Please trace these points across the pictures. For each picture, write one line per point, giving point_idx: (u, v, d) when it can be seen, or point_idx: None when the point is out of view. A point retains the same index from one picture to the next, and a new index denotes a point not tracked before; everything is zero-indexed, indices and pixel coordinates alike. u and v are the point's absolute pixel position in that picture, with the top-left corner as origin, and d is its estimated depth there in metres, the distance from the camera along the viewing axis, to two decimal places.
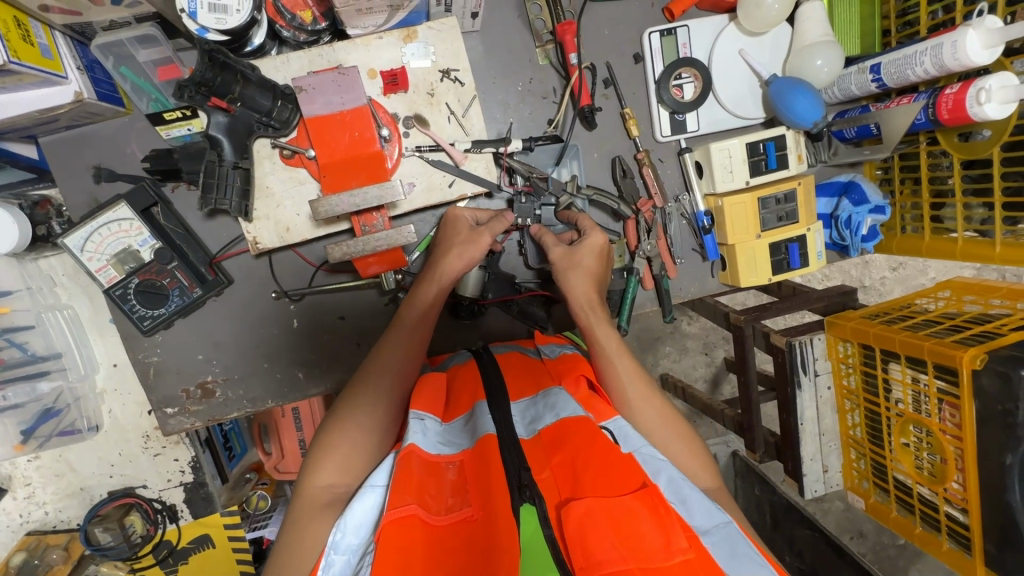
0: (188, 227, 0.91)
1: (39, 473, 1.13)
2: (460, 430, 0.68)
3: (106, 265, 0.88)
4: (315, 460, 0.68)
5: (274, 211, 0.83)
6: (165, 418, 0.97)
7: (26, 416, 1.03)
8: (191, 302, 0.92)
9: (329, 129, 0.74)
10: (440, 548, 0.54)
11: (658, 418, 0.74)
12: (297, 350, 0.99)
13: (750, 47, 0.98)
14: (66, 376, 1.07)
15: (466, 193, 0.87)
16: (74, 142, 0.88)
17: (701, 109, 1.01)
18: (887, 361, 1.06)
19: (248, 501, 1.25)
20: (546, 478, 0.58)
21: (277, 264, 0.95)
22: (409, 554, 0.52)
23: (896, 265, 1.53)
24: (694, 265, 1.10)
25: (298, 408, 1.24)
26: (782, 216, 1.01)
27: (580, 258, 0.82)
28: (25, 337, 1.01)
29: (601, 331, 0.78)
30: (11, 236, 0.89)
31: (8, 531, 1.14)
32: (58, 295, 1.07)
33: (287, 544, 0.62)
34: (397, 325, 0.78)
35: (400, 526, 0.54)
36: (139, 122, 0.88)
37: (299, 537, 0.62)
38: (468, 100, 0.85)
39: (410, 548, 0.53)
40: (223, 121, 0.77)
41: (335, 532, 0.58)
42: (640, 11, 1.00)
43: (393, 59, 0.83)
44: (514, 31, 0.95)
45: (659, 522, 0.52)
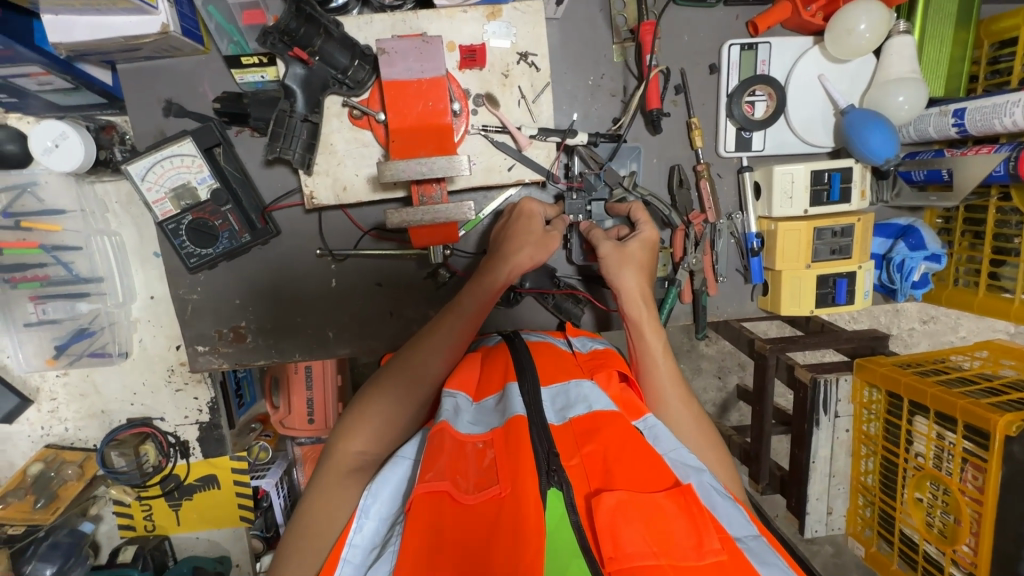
0: (247, 174, 0.92)
1: (65, 390, 1.16)
2: (490, 409, 0.69)
3: (163, 198, 0.89)
4: (351, 425, 0.70)
5: (335, 168, 0.84)
6: (195, 355, 0.99)
7: (62, 334, 1.09)
8: (238, 247, 0.93)
9: (404, 95, 0.74)
10: (467, 526, 0.56)
11: (693, 423, 0.78)
12: (330, 310, 1.00)
13: (831, 73, 0.96)
14: (105, 301, 1.10)
15: (524, 179, 0.87)
16: (150, 73, 0.89)
17: (769, 130, 0.99)
18: (913, 413, 1.05)
19: (250, 450, 1.29)
20: (574, 466, 0.62)
21: (325, 222, 0.96)
22: (437, 529, 0.55)
23: (928, 318, 1.49)
24: (735, 286, 1.08)
25: (310, 367, 1.26)
26: (835, 250, 0.99)
27: (632, 251, 0.84)
28: (71, 257, 1.05)
29: (650, 331, 0.82)
30: (76, 157, 0.91)
31: (28, 441, 1.17)
32: (108, 221, 1.09)
33: (312, 504, 0.66)
34: (451, 312, 0.78)
35: (433, 497, 0.57)
36: (215, 63, 0.89)
37: (327, 499, 0.66)
38: (541, 86, 0.85)
39: (439, 524, 0.55)
40: (300, 73, 0.78)
41: (366, 497, 0.61)
42: (723, 21, 0.98)
43: (473, 35, 0.82)
44: (591, 25, 0.94)
45: (690, 521, 0.56)
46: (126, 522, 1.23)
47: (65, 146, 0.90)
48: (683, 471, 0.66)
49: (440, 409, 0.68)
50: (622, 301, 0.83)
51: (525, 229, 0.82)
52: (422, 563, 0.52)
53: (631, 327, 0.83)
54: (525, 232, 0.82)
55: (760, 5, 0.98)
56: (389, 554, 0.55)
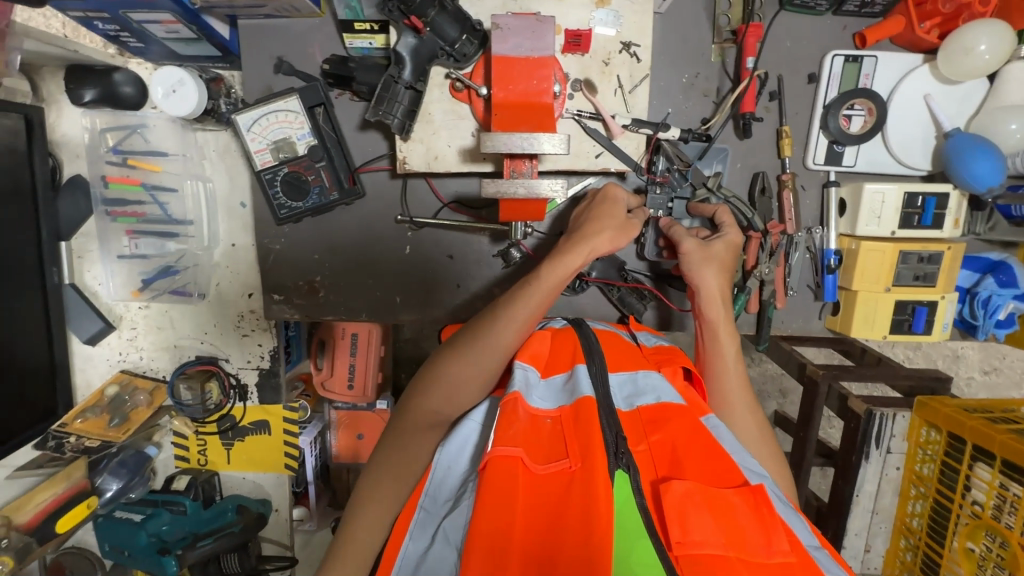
0: (343, 135, 0.96)
1: (145, 321, 1.24)
2: (560, 387, 0.71)
3: (265, 149, 0.94)
4: (425, 383, 0.74)
5: (430, 137, 0.86)
6: (270, 303, 1.05)
7: (150, 268, 1.17)
8: (325, 204, 0.97)
9: (510, 71, 0.76)
10: (537, 494, 0.58)
11: (754, 430, 0.79)
12: (400, 276, 1.03)
13: (938, 94, 0.92)
14: (192, 242, 1.17)
15: (609, 168, 0.88)
16: (267, 31, 0.94)
17: (864, 146, 0.97)
18: (976, 460, 1.01)
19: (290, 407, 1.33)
20: (642, 451, 0.64)
21: (408, 189, 0.99)
22: (510, 493, 0.57)
23: (990, 368, 1.43)
24: (804, 302, 1.06)
25: (356, 335, 1.32)
26: (919, 276, 0.96)
27: (716, 251, 0.84)
28: (167, 198, 1.14)
29: (723, 333, 0.83)
30: (191, 102, 0.97)
31: (106, 364, 1.25)
32: (204, 168, 1.16)
33: (391, 448, 0.72)
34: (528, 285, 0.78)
35: (505, 461, 0.58)
36: (328, 27, 0.94)
37: (403, 449, 0.72)
38: (639, 77, 0.85)
39: (512, 488, 0.57)
40: (411, 42, 0.81)
41: (439, 453, 0.65)
42: (829, 30, 0.96)
43: (580, 20, 0.83)
44: (694, 22, 0.94)
45: (760, 520, 0.56)
46: (182, 453, 1.31)
47: (183, 91, 0.97)
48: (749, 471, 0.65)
49: (510, 380, 0.70)
50: (700, 300, 0.83)
51: (607, 213, 0.82)
52: (495, 522, 0.55)
53: (706, 328, 0.84)
54: (607, 217, 0.82)
55: (871, 18, 0.96)
56: (462, 509, 0.58)
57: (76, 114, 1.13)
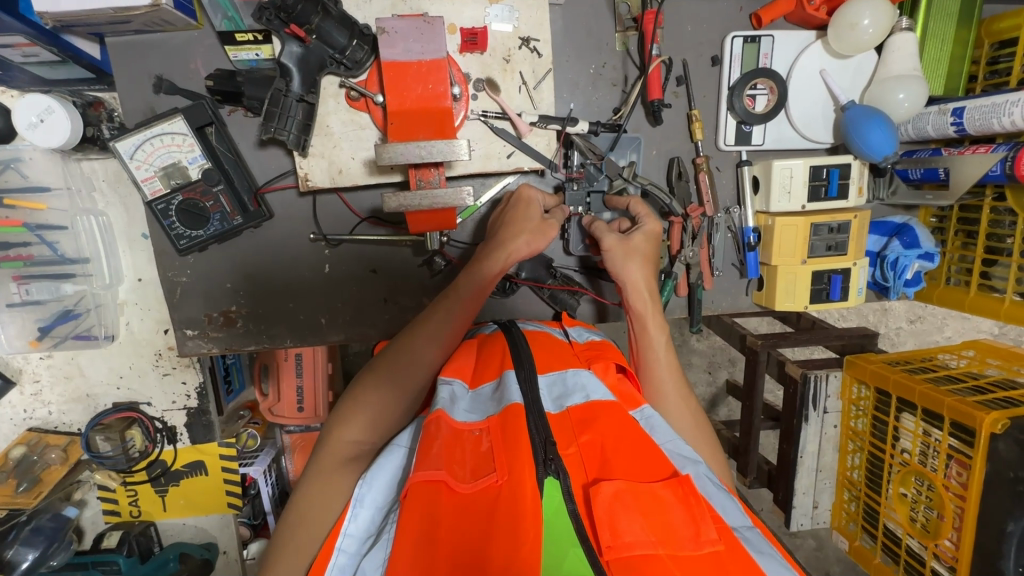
0: (240, 155, 0.90)
1: (49, 372, 1.14)
2: (487, 397, 0.69)
3: (153, 176, 0.87)
4: (346, 414, 0.70)
5: (331, 151, 0.82)
6: (184, 339, 0.97)
7: (46, 315, 1.06)
8: (230, 229, 0.90)
9: (402, 76, 0.72)
10: (463, 515, 0.56)
11: (687, 417, 0.79)
12: (322, 296, 0.98)
13: (832, 68, 0.95)
14: (91, 282, 1.07)
15: (522, 167, 0.86)
16: (140, 48, 0.87)
17: (770, 124, 0.99)
18: (901, 410, 1.06)
19: (238, 438, 1.30)
20: (572, 454, 0.62)
21: (320, 205, 0.94)
22: (434, 520, 0.54)
23: (915, 317, 1.51)
24: (731, 280, 1.08)
25: (300, 355, 1.25)
26: (831, 246, 1.00)
27: (636, 243, 0.84)
28: (55, 237, 1.03)
29: (652, 323, 0.83)
30: (63, 132, 0.88)
31: (9, 424, 1.14)
32: (95, 200, 1.07)
33: (306, 494, 0.65)
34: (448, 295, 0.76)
35: (427, 487, 0.56)
36: (208, 39, 0.87)
37: (321, 489, 0.65)
38: (542, 72, 0.84)
39: (436, 514, 0.55)
40: (296, 51, 0.76)
41: (361, 486, 0.60)
42: (727, 12, 0.97)
43: (474, 18, 0.81)
44: (595, 12, 0.93)
45: (688, 511, 0.56)
46: (111, 507, 1.21)
47: (52, 121, 0.87)
48: (680, 459, 0.65)
49: (435, 396, 0.68)
50: (628, 293, 0.83)
51: (523, 216, 0.81)
52: (419, 552, 0.52)
53: (635, 317, 0.84)
54: (523, 219, 0.80)
55: None
56: (385, 543, 0.55)
57: None
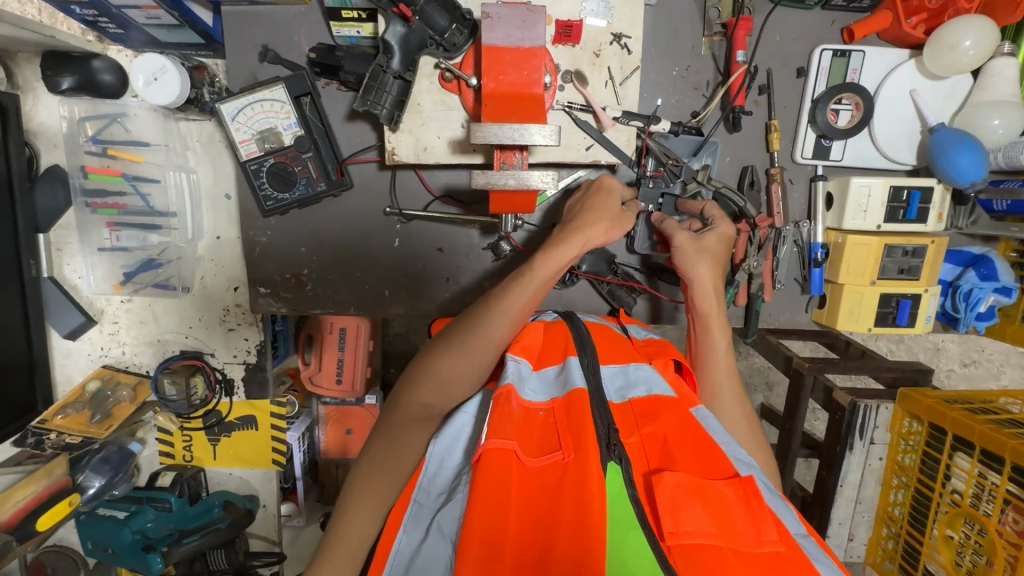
0: (329, 126, 0.95)
1: (127, 315, 1.21)
2: (552, 379, 0.71)
3: (250, 139, 0.93)
4: (418, 378, 0.73)
5: (418, 128, 0.85)
6: (256, 296, 1.03)
7: (133, 262, 1.15)
8: (313, 195, 0.95)
9: (499, 61, 0.75)
10: (530, 487, 0.58)
11: (742, 419, 0.81)
12: (387, 269, 1.02)
13: (923, 89, 0.93)
14: (175, 235, 1.14)
15: (600, 160, 0.87)
16: (252, 18, 0.93)
17: (850, 140, 0.97)
18: (955, 449, 1.03)
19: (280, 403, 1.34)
20: (634, 443, 0.64)
21: (398, 181, 0.98)
22: (503, 487, 0.57)
23: (970, 360, 1.45)
24: (790, 295, 1.07)
25: (344, 329, 1.30)
26: (903, 269, 0.97)
27: (708, 244, 0.85)
28: (148, 189, 1.11)
29: (718, 328, 0.85)
30: (174, 90, 0.95)
31: (87, 359, 1.23)
32: (188, 158, 1.13)
33: (383, 446, 0.72)
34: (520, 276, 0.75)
35: (496, 455, 0.57)
36: (314, 15, 0.92)
37: (396, 446, 0.72)
38: (630, 69, 0.85)
39: (505, 481, 0.57)
40: (400, 31, 0.79)
41: (433, 445, 0.65)
42: (817, 25, 0.96)
43: (570, 11, 0.83)
44: (684, 15, 0.94)
45: (749, 511, 0.56)
46: (166, 450, 1.28)
47: (165, 79, 0.94)
48: (740, 461, 0.66)
49: (502, 372, 0.70)
50: (694, 292, 0.86)
51: (599, 206, 0.82)
52: (490, 515, 0.55)
53: (698, 319, 0.87)
54: (600, 209, 0.81)
55: (858, 13, 0.96)
56: (455, 503, 0.57)
57: (53, 102, 1.10)
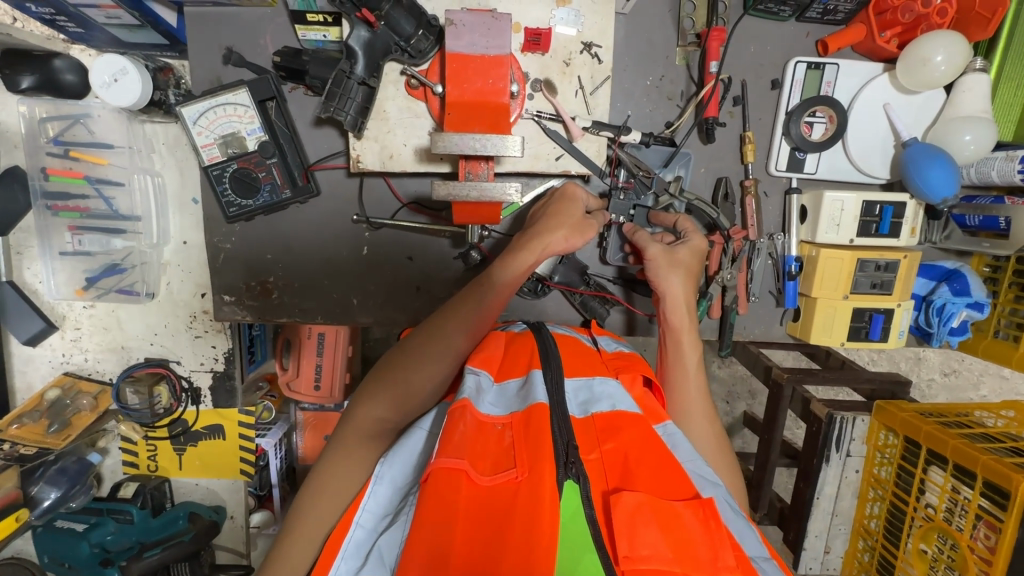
0: (296, 130, 0.93)
1: (90, 321, 1.18)
2: (512, 393, 0.69)
3: (212, 143, 0.90)
4: (373, 390, 0.71)
5: (384, 135, 0.83)
6: (221, 304, 1.00)
7: (95, 266, 1.12)
8: (278, 202, 0.93)
9: (465, 69, 0.73)
10: (482, 507, 0.56)
11: (711, 436, 0.80)
12: (356, 277, 1.00)
13: (897, 102, 0.93)
14: (139, 240, 1.11)
15: (570, 170, 0.86)
16: (216, 19, 0.90)
17: (825, 153, 0.97)
18: (930, 463, 1.02)
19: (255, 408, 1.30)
20: (594, 460, 0.62)
21: (365, 188, 0.96)
22: (452, 507, 0.55)
23: (950, 370, 1.45)
24: (765, 307, 1.06)
25: (323, 334, 1.27)
26: (876, 284, 0.97)
27: (681, 257, 0.85)
28: (112, 193, 1.09)
29: (688, 343, 0.84)
30: (135, 92, 0.92)
31: (48, 366, 1.19)
32: (153, 161, 1.10)
33: (329, 465, 0.69)
34: (478, 284, 0.76)
35: (447, 473, 0.56)
36: (280, 17, 0.90)
37: (343, 462, 0.69)
38: (601, 78, 0.84)
39: (454, 500, 0.55)
40: (364, 36, 0.77)
41: (381, 464, 0.62)
42: (792, 36, 0.96)
43: (540, 18, 0.81)
44: (658, 24, 0.93)
45: (708, 533, 0.55)
46: (131, 459, 1.25)
47: (125, 81, 0.92)
48: (703, 481, 0.64)
49: (461, 385, 0.68)
50: (666, 305, 0.85)
51: (562, 212, 0.80)
52: (437, 538, 0.53)
53: (670, 332, 0.86)
54: (563, 215, 0.80)
55: (834, 25, 0.95)
56: (401, 524, 0.56)
57: (13, 101, 1.07)
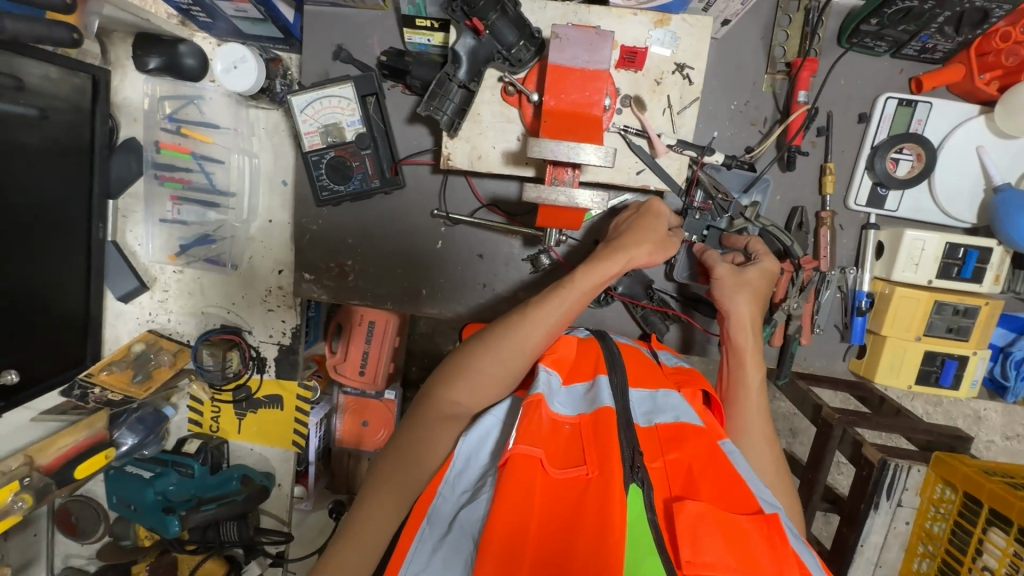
0: (390, 126, 0.99)
1: (177, 285, 1.28)
2: (580, 395, 0.72)
3: (314, 131, 0.97)
4: (453, 376, 0.75)
5: (476, 137, 0.88)
6: (300, 281, 1.07)
7: (189, 235, 1.20)
8: (366, 190, 0.99)
9: (561, 80, 0.77)
10: (553, 499, 0.59)
11: (768, 460, 0.81)
12: (427, 268, 1.05)
13: (991, 146, 0.91)
14: (231, 214, 1.20)
15: (649, 185, 0.88)
16: (331, 19, 0.98)
17: (908, 191, 0.95)
18: (990, 524, 0.98)
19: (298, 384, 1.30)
20: (657, 468, 0.64)
21: (448, 185, 1.01)
22: (525, 494, 0.58)
23: (1013, 434, 1.37)
24: (829, 341, 1.04)
25: (373, 322, 1.32)
26: (952, 328, 0.95)
27: (748, 277, 0.86)
28: (213, 169, 1.17)
29: (751, 364, 0.85)
30: (251, 79, 1.00)
31: (135, 322, 1.29)
32: (252, 143, 1.19)
33: (412, 439, 0.74)
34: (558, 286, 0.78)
35: (522, 461, 0.59)
36: (389, 20, 0.97)
37: (423, 439, 0.74)
38: (690, 99, 0.86)
39: (526, 488, 0.58)
40: (470, 43, 0.81)
41: (463, 442, 0.67)
42: (884, 72, 0.95)
43: (636, 38, 0.84)
44: (749, 51, 0.94)
45: (773, 551, 0.55)
46: (196, 418, 1.34)
47: (243, 68, 1.00)
48: (766, 498, 0.64)
49: (533, 381, 0.72)
50: (730, 324, 0.86)
51: (646, 226, 0.83)
52: (510, 522, 0.56)
53: (732, 354, 0.86)
54: (647, 230, 0.82)
55: (930, 64, 0.94)
56: (480, 501, 0.60)
57: (138, 80, 1.18)
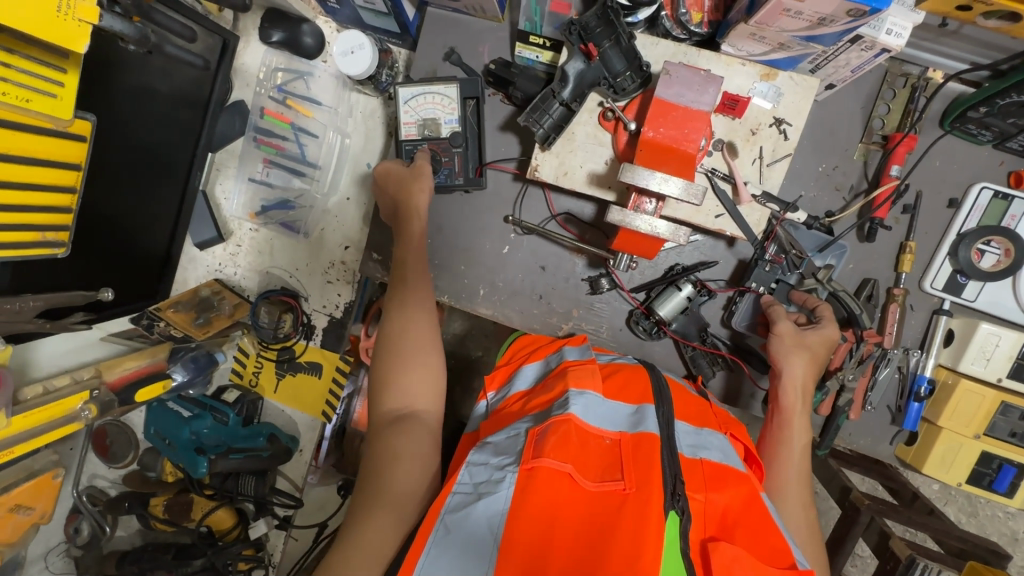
0: (484, 131, 1.04)
1: (250, 242, 1.35)
2: (623, 416, 0.72)
3: (413, 123, 1.02)
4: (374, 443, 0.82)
5: (566, 155, 0.91)
6: (367, 259, 1.11)
7: (272, 198, 1.28)
8: (450, 185, 1.03)
9: (665, 114, 0.80)
10: (586, 509, 0.60)
11: (805, 524, 0.79)
12: (487, 271, 1.07)
13: None
14: (314, 185, 1.27)
15: (726, 230, 0.88)
16: (450, 22, 1.04)
17: (989, 284, 0.93)
18: None
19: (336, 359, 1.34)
20: (698, 501, 0.63)
21: (526, 195, 1.05)
22: (554, 502, 0.59)
23: None
24: (878, 420, 0.99)
25: None
26: (1015, 433, 0.93)
27: (808, 340, 0.86)
28: (306, 140, 1.24)
29: (799, 425, 0.84)
30: (365, 65, 1.07)
31: (204, 269, 1.37)
32: (348, 124, 1.27)
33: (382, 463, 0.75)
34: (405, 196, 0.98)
35: (556, 472, 0.60)
36: (502, 33, 1.02)
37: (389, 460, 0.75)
38: (782, 153, 0.87)
39: (557, 496, 0.59)
40: (579, 66, 0.85)
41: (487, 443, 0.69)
42: (983, 162, 0.94)
43: (740, 86, 0.86)
44: (847, 117, 0.95)
45: None
46: (238, 369, 1.40)
47: (360, 54, 1.07)
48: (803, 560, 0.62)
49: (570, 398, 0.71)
50: (782, 384, 0.86)
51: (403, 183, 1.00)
52: (536, 529, 0.57)
53: (780, 411, 0.86)
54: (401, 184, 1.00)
55: None
56: (499, 497, 0.59)
57: (259, 49, 1.27)
